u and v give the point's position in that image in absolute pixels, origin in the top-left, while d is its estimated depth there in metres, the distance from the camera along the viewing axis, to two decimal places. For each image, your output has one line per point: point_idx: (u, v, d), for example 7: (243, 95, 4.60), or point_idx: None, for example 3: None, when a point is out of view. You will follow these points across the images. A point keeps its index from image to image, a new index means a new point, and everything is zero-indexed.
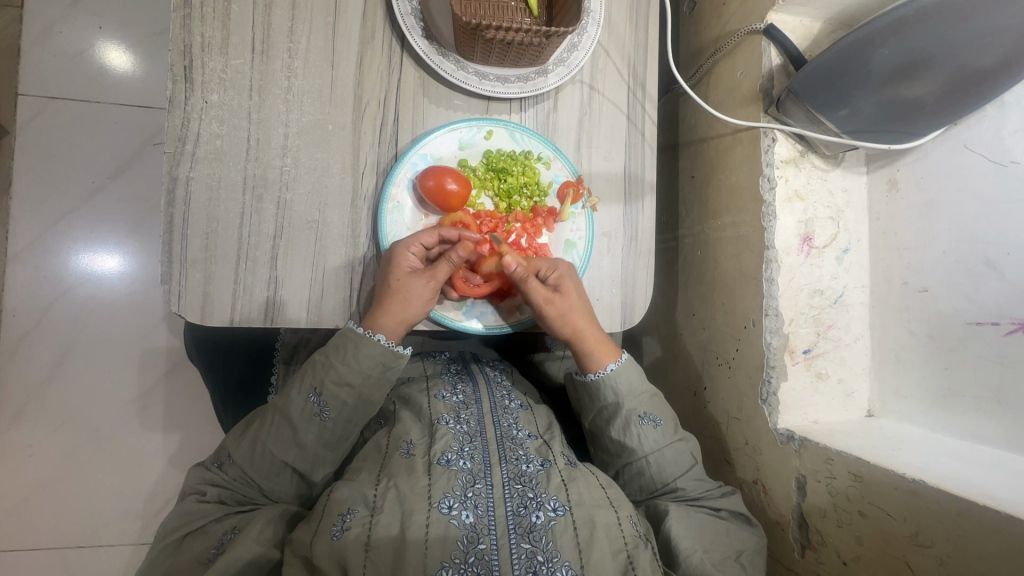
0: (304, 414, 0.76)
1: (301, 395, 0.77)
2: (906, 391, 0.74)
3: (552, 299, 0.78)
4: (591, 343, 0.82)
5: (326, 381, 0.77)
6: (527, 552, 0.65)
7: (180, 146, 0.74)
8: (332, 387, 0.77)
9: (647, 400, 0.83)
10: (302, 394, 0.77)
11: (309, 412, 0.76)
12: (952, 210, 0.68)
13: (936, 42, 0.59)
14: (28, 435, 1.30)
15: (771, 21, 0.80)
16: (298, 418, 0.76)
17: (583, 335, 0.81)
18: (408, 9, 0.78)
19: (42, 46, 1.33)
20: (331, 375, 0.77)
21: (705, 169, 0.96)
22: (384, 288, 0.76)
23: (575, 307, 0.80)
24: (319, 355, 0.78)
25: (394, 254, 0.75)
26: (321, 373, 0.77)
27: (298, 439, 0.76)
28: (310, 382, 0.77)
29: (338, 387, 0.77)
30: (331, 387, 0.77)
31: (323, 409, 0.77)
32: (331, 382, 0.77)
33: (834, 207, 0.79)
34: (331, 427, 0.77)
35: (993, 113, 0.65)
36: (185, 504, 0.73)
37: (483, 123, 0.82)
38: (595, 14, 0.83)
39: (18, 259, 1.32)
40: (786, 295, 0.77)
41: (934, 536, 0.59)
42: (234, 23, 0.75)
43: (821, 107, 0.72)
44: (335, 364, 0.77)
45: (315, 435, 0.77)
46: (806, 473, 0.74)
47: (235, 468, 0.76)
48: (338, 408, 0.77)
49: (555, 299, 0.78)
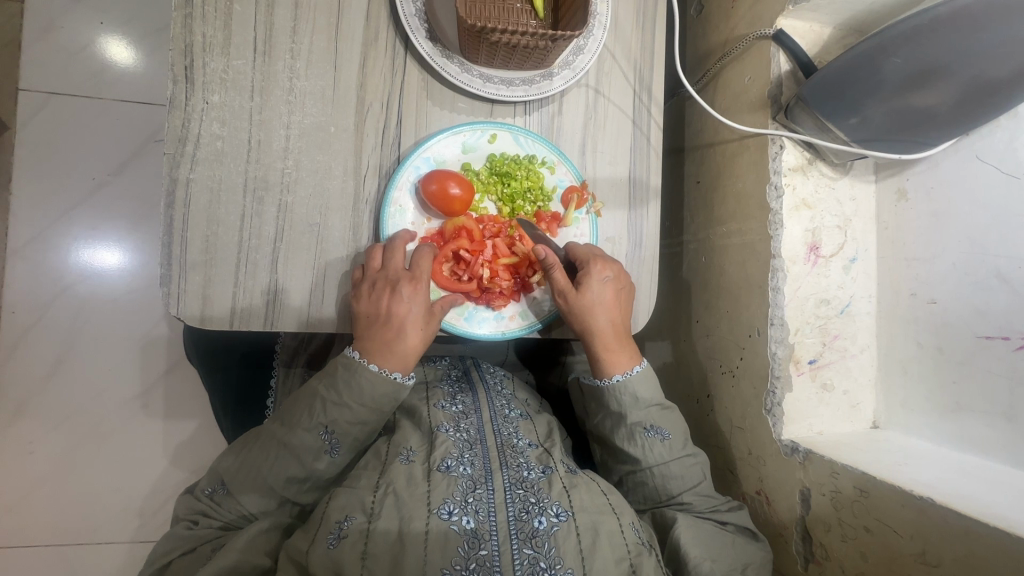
0: (314, 452, 0.74)
1: (310, 433, 0.74)
2: (912, 403, 0.73)
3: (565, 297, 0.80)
4: (605, 347, 0.81)
5: (339, 419, 0.74)
6: (529, 558, 0.64)
7: (180, 147, 0.73)
8: (345, 425, 0.75)
9: (664, 404, 0.82)
10: (311, 433, 0.74)
11: (318, 450, 0.74)
12: (961, 222, 0.67)
13: (951, 52, 0.58)
14: (27, 431, 1.30)
15: (780, 27, 0.78)
16: (308, 457, 0.74)
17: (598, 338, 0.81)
18: (412, 10, 0.77)
19: (42, 41, 1.31)
20: (345, 414, 0.75)
21: (711, 175, 0.95)
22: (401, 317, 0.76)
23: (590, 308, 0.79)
24: (328, 392, 0.75)
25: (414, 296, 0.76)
26: (333, 412, 0.74)
27: (304, 475, 0.74)
28: (318, 419, 0.74)
29: (351, 425, 0.75)
30: (344, 425, 0.75)
31: (334, 447, 0.75)
32: (344, 421, 0.75)
33: (842, 216, 0.78)
34: (340, 462, 0.76)
35: (1006, 124, 0.64)
36: (177, 531, 0.72)
37: (488, 127, 0.81)
38: (601, 16, 0.82)
39: (18, 255, 1.31)
40: (792, 305, 0.76)
41: (941, 555, 0.58)
42: (235, 23, 0.74)
43: (830, 115, 0.70)
44: (348, 404, 0.75)
45: (322, 471, 0.75)
46: (810, 486, 0.73)
47: (231, 501, 0.74)
48: (349, 444, 0.76)
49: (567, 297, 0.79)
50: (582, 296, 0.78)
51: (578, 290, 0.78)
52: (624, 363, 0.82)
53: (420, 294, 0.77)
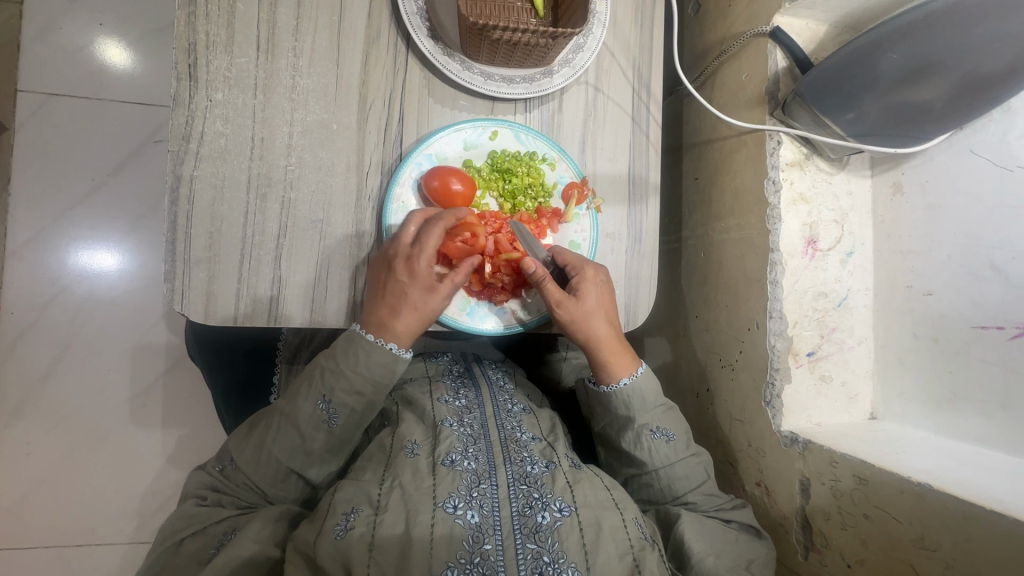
0: (313, 422, 0.75)
1: (309, 403, 0.76)
2: (910, 394, 0.74)
3: (565, 303, 0.78)
4: (609, 352, 0.81)
5: (335, 389, 0.76)
6: (533, 552, 0.65)
7: (184, 145, 0.74)
8: (342, 395, 0.76)
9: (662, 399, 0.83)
10: (310, 402, 0.76)
11: (317, 420, 0.76)
12: (956, 215, 0.69)
13: (945, 47, 0.60)
14: (26, 432, 1.29)
15: (776, 25, 0.79)
16: (307, 425, 0.75)
17: (602, 343, 0.81)
18: (414, 9, 0.78)
19: (41, 42, 1.32)
20: (341, 384, 0.76)
21: (709, 171, 0.96)
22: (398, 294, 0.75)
23: (595, 309, 0.80)
24: (327, 361, 0.77)
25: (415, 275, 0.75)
26: (330, 381, 0.76)
27: (306, 445, 0.75)
28: (318, 388, 0.76)
29: (347, 395, 0.76)
30: (340, 394, 0.76)
31: (332, 417, 0.76)
32: (340, 390, 0.76)
33: (838, 210, 0.79)
34: (339, 433, 0.77)
35: (999, 118, 0.65)
36: (186, 507, 0.73)
37: (489, 123, 0.81)
38: (600, 15, 0.83)
39: (17, 256, 1.31)
40: (790, 299, 0.78)
41: (939, 540, 0.59)
42: (238, 21, 0.75)
43: (827, 110, 0.72)
44: (344, 373, 0.76)
45: (322, 442, 0.76)
46: (810, 476, 0.74)
47: (238, 474, 0.76)
48: (346, 414, 0.77)
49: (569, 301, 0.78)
50: (584, 301, 0.79)
51: (580, 296, 0.79)
52: (626, 368, 0.82)
53: (420, 275, 0.75)
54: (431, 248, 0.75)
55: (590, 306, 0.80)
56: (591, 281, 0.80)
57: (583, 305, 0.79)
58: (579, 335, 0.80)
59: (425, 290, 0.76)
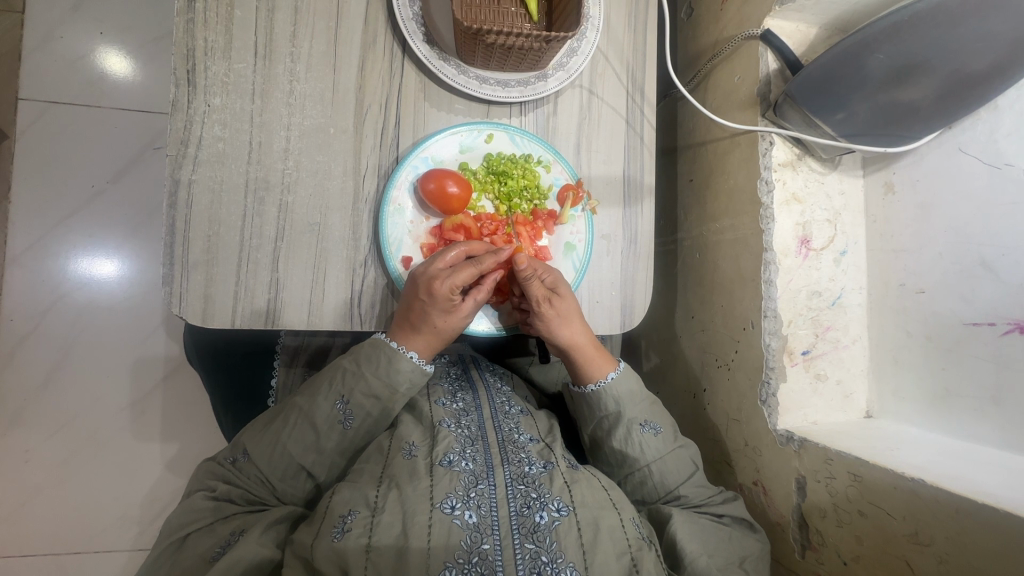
0: (329, 421, 0.77)
1: (327, 401, 0.77)
2: (904, 392, 0.74)
3: (548, 299, 0.78)
4: (589, 351, 0.82)
5: (354, 390, 0.78)
6: (531, 552, 0.65)
7: (182, 149, 0.74)
8: (359, 397, 0.78)
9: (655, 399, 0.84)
10: (329, 400, 0.77)
11: (333, 419, 0.77)
12: (946, 213, 0.69)
13: (932, 46, 0.61)
14: (25, 439, 1.29)
15: (768, 27, 0.80)
16: (323, 423, 0.77)
17: (584, 344, 0.82)
18: (409, 15, 0.79)
19: (42, 51, 1.33)
20: (360, 385, 0.78)
21: (703, 173, 0.97)
22: (417, 315, 0.76)
23: (573, 311, 0.81)
24: (348, 363, 0.79)
25: (434, 303, 0.75)
26: (350, 382, 0.78)
27: (319, 444, 0.77)
28: (337, 388, 0.78)
29: (365, 397, 0.78)
30: (359, 396, 0.78)
31: (347, 418, 0.78)
32: (359, 392, 0.78)
33: (831, 210, 0.80)
34: (351, 436, 0.79)
35: (987, 117, 0.66)
36: (193, 501, 0.73)
37: (484, 127, 0.82)
38: (594, 19, 0.84)
39: (16, 263, 1.32)
40: (785, 297, 0.78)
41: (933, 535, 0.60)
42: (236, 28, 0.76)
43: (817, 111, 0.73)
44: (364, 375, 0.78)
45: (336, 442, 0.78)
46: (806, 474, 0.74)
47: (249, 466, 0.76)
48: (362, 417, 0.78)
49: (551, 299, 0.79)
50: (562, 300, 0.80)
51: (558, 295, 0.79)
52: (605, 367, 0.84)
53: (440, 301, 0.76)
54: (461, 277, 0.76)
55: (570, 306, 0.80)
56: (566, 290, 0.80)
57: (563, 304, 0.79)
58: (561, 335, 0.81)
59: (444, 313, 0.77)
